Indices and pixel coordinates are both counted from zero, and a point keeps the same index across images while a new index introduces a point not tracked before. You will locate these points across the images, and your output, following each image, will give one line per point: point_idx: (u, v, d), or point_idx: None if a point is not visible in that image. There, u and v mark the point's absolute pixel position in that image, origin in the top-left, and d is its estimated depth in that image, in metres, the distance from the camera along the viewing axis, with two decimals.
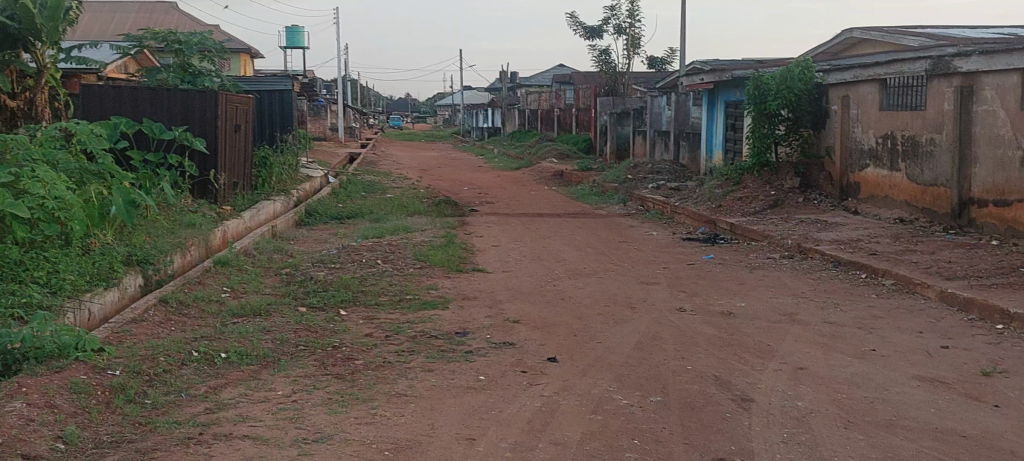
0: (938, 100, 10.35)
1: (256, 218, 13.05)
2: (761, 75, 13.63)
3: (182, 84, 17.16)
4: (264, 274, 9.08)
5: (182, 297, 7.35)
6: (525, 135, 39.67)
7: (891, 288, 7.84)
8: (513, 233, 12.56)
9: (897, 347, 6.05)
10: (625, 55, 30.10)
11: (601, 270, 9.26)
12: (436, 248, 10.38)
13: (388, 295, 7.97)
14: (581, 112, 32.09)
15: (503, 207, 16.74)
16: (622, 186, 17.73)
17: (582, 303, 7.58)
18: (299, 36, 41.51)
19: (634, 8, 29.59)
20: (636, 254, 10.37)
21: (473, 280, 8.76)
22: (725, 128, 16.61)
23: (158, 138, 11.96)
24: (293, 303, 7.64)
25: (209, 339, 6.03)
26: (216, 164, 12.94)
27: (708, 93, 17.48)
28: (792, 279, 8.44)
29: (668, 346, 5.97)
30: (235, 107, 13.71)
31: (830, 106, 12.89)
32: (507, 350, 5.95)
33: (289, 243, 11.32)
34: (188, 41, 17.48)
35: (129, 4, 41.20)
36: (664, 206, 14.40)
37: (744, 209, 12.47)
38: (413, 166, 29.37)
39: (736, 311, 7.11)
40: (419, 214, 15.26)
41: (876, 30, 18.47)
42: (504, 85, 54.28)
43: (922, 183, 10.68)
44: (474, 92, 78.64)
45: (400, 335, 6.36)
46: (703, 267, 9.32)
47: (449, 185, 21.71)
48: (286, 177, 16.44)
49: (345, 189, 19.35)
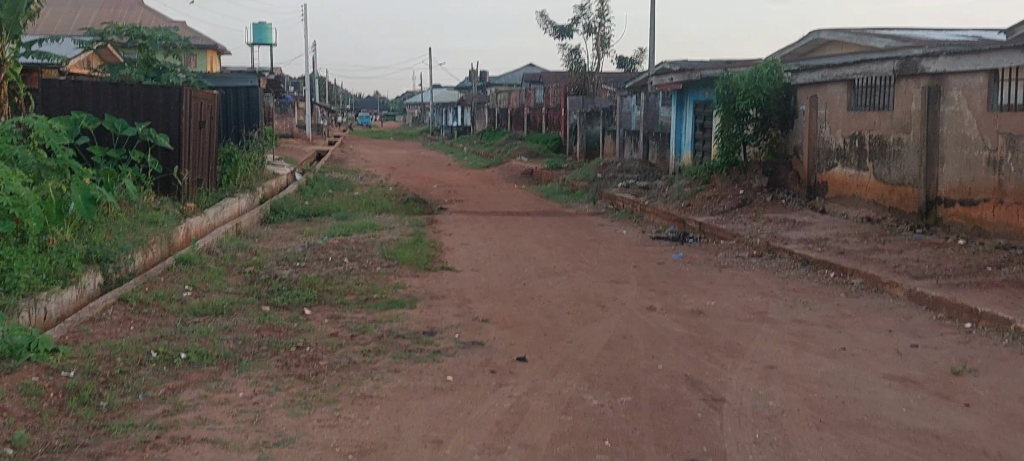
0: (905, 100, 10.40)
1: (221, 216, 12.84)
2: (730, 74, 13.64)
3: (146, 80, 16.82)
4: (227, 273, 8.90)
5: (141, 296, 7.17)
6: (494, 134, 39.57)
7: (859, 287, 7.85)
8: (482, 231, 12.46)
9: (867, 346, 6.02)
10: (595, 54, 30.11)
11: (570, 269, 9.18)
12: (404, 246, 10.25)
13: (354, 294, 7.83)
14: (551, 111, 32.08)
15: (472, 205, 16.63)
16: (591, 185, 17.70)
17: (551, 302, 7.50)
18: (266, 33, 41.08)
19: (603, 8, 29.59)
20: (606, 253, 10.31)
21: (441, 278, 8.64)
22: (694, 128, 16.62)
23: (119, 133, 11.72)
24: (257, 302, 7.48)
25: (169, 339, 5.87)
26: (180, 160, 12.70)
27: (677, 92, 17.50)
28: (761, 278, 8.42)
29: (638, 345, 5.90)
30: (199, 103, 13.48)
31: (798, 106, 12.92)
32: (476, 349, 5.85)
33: (254, 241, 11.13)
34: (152, 36, 17.15)
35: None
36: (633, 205, 14.38)
37: (713, 208, 12.47)
38: (381, 164, 29.15)
39: (706, 310, 7.07)
40: (387, 212, 15.10)
41: (843, 32, 18.62)
42: (474, 84, 54.19)
43: (889, 182, 10.73)
44: (444, 91, 78.37)
45: (366, 335, 6.24)
46: (672, 265, 9.28)
47: (418, 183, 21.55)
48: (252, 174, 16.21)
49: (313, 187, 19.14)
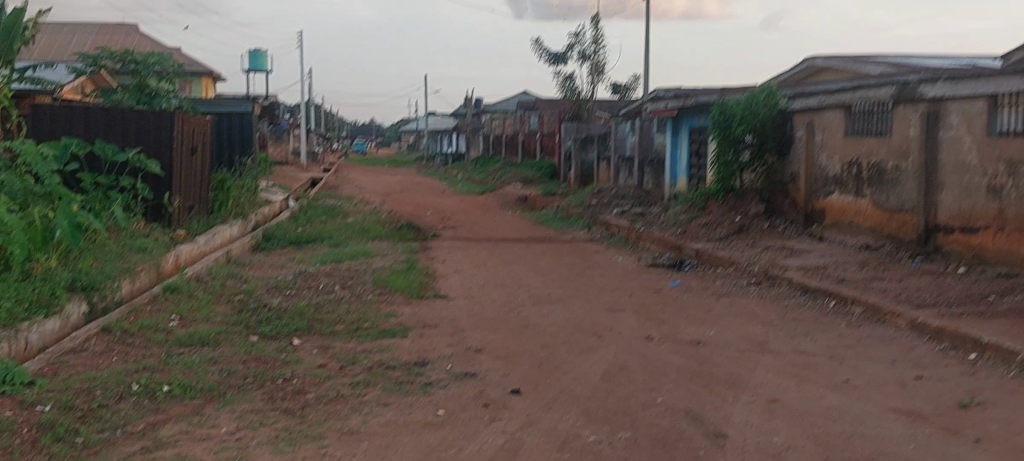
0: (903, 126, 10.31)
1: (211, 242, 12.67)
2: (726, 101, 13.55)
3: (138, 106, 16.69)
4: (216, 301, 8.72)
5: (126, 326, 6.99)
6: (489, 161, 39.51)
7: (861, 316, 7.69)
8: (476, 258, 12.30)
9: (871, 378, 5.87)
10: (589, 81, 30.11)
11: (565, 297, 9.02)
12: (397, 273, 10.08)
13: (345, 323, 7.66)
14: (546, 138, 32.04)
15: (466, 232, 16.48)
16: (586, 211, 17.57)
17: (546, 331, 7.34)
18: (262, 60, 41.08)
19: (598, 35, 29.63)
20: (602, 281, 10.15)
21: (434, 307, 8.48)
22: (689, 155, 16.53)
23: (109, 159, 11.58)
24: (245, 332, 7.30)
25: (152, 371, 5.69)
26: (171, 186, 12.55)
27: (672, 119, 17.43)
28: (760, 307, 8.27)
29: (636, 377, 5.74)
30: (191, 128, 13.34)
31: (794, 132, 12.83)
32: (469, 381, 5.68)
33: (244, 269, 10.95)
34: (145, 62, 17.05)
35: (88, 24, 40.53)
36: (629, 231, 14.24)
37: (709, 235, 12.34)
38: (376, 191, 29.02)
39: (705, 340, 6.91)
40: (380, 238, 14.95)
41: (838, 59, 18.61)
42: (469, 110, 54.29)
43: (888, 210, 10.61)
44: (439, 118, 78.47)
45: (356, 366, 6.07)
46: (669, 294, 9.12)
47: (412, 210, 21.41)
48: (244, 200, 16.04)
49: (306, 213, 18.98)
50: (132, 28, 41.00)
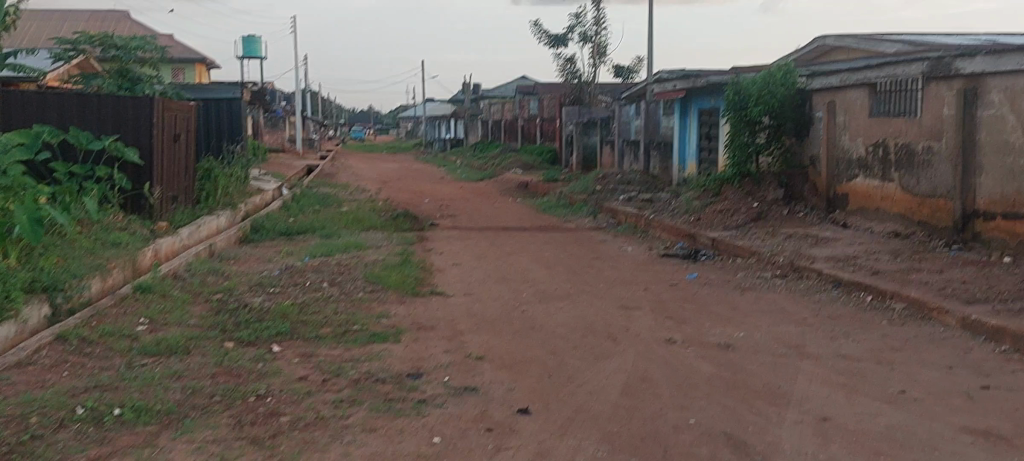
0: (935, 105, 9.55)
1: (195, 236, 11.90)
2: (740, 79, 12.79)
3: (120, 92, 15.94)
4: (193, 302, 7.97)
5: (85, 333, 6.24)
6: (488, 146, 38.71)
7: (902, 313, 6.96)
8: (477, 249, 11.54)
9: (929, 387, 5.13)
10: (591, 63, 29.28)
11: (573, 291, 8.28)
12: (391, 267, 9.32)
13: (331, 326, 6.90)
14: (546, 122, 31.26)
15: (465, 220, 15.73)
16: (591, 197, 16.81)
17: (556, 333, 6.59)
18: (255, 46, 40.21)
19: (599, 16, 28.78)
20: (612, 273, 9.39)
21: (431, 305, 7.72)
22: (699, 137, 15.77)
23: (83, 148, 10.81)
24: (220, 338, 6.56)
25: (104, 389, 4.94)
26: (152, 176, 11.71)
27: (680, 100, 16.67)
28: (789, 305, 7.53)
29: (663, 390, 5.00)
30: (174, 114, 12.55)
31: (814, 113, 12.06)
32: (470, 397, 4.93)
33: (227, 263, 10.20)
34: (127, 46, 16.21)
35: (78, 11, 39.70)
36: (637, 218, 13.49)
37: (725, 223, 11.58)
38: (372, 178, 28.26)
39: (734, 343, 6.17)
40: (375, 229, 14.20)
41: (851, 37, 17.89)
42: (467, 96, 53.48)
43: (919, 194, 9.86)
44: (437, 105, 77.55)
45: (340, 379, 5.32)
46: (686, 288, 8.38)
47: (409, 197, 20.65)
48: (233, 189, 15.26)
49: (298, 203, 18.20)
50: (123, 14, 40.18)
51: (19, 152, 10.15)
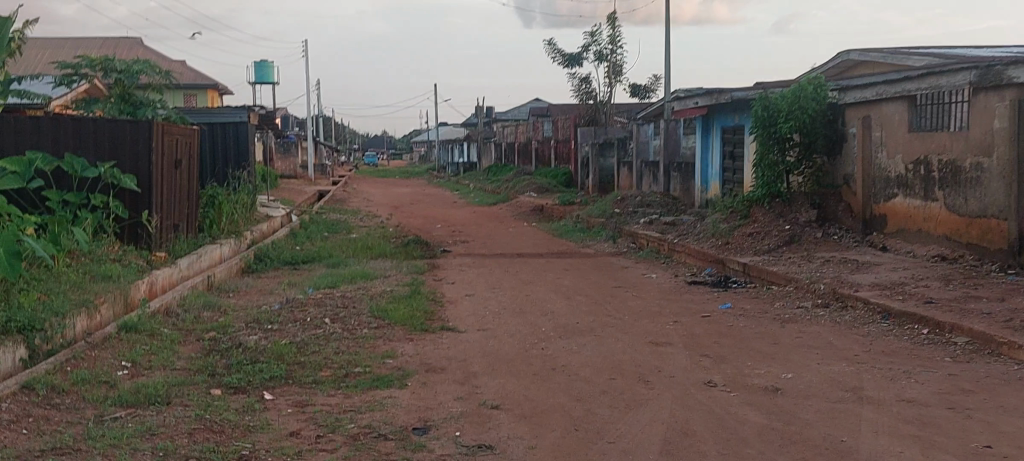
0: (984, 117, 8.86)
1: (195, 266, 11.30)
2: (766, 95, 12.13)
3: (121, 117, 15.43)
4: (184, 341, 7.33)
5: (55, 380, 5.60)
6: (502, 169, 38.09)
7: (966, 348, 6.23)
8: (491, 278, 10.87)
9: (1019, 440, 4.41)
10: (606, 83, 28.69)
11: (597, 325, 7.59)
12: (398, 299, 8.65)
13: (330, 368, 6.24)
14: (560, 143, 30.65)
15: (479, 246, 15.08)
16: (609, 220, 16.12)
17: (580, 375, 5.90)
18: (268, 72, 39.92)
19: (614, 34, 28.22)
20: (638, 304, 8.68)
21: (442, 342, 7.04)
22: (723, 157, 15.11)
23: (77, 175, 10.23)
24: (207, 384, 5.90)
25: (62, 453, 4.29)
26: (150, 203, 11.10)
27: (701, 118, 16.03)
28: (837, 340, 6.81)
29: (709, 448, 4.30)
30: (175, 139, 11.99)
31: (847, 129, 11.39)
32: (485, 457, 4.25)
33: (226, 297, 9.56)
34: (127, 70, 15.75)
35: (91, 39, 39.63)
36: (660, 242, 12.80)
37: (756, 247, 10.87)
38: (384, 203, 27.68)
39: (782, 386, 5.47)
40: (385, 256, 13.57)
41: (875, 52, 17.27)
42: (480, 119, 53.04)
43: (967, 214, 9.14)
44: (450, 129, 77.24)
45: (336, 435, 4.65)
46: (721, 321, 7.67)
47: (421, 223, 20.02)
48: (239, 218, 14.70)
49: (307, 230, 17.61)
50: (136, 41, 40.11)
51: (9, 180, 9.57)
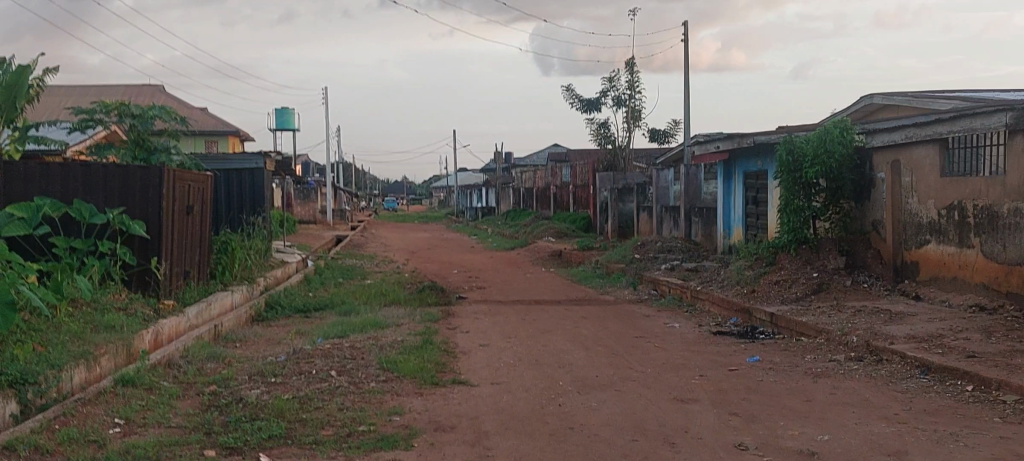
0: (1022, 160, 8.48)
1: (204, 314, 11.00)
2: (791, 138, 11.80)
3: (135, 163, 15.29)
4: (182, 396, 6.99)
5: (39, 440, 5.28)
6: (520, 214, 37.76)
7: (1016, 407, 5.79)
8: (507, 327, 10.48)
9: None
10: (625, 127, 28.45)
11: (617, 379, 7.19)
12: (409, 350, 8.29)
13: (333, 426, 5.87)
14: (579, 188, 30.38)
15: (495, 292, 14.73)
16: (629, 267, 15.73)
17: (599, 436, 5.50)
18: (288, 118, 40.08)
19: (633, 79, 28.04)
20: (659, 355, 8.28)
21: (452, 398, 6.66)
22: (745, 202, 14.75)
23: (85, 221, 9.98)
24: (200, 444, 5.55)
25: None
26: (159, 250, 10.81)
27: (723, 163, 15.68)
28: (873, 397, 6.39)
29: None
30: (187, 185, 11.77)
31: (875, 174, 11.02)
32: None
33: (231, 347, 9.23)
34: (144, 115, 15.62)
35: (115, 87, 40.00)
36: (682, 290, 12.39)
37: (782, 295, 10.45)
38: (401, 248, 27.42)
39: (819, 451, 5.06)
40: (398, 303, 13.24)
41: (900, 95, 16.94)
42: (499, 164, 52.99)
43: (1005, 262, 8.71)
44: (469, 174, 77.27)
45: None
46: (748, 376, 7.26)
47: (437, 268, 19.69)
48: (252, 264, 14.44)
49: (321, 276, 17.33)
50: (158, 88, 40.48)
51: (14, 226, 9.32)
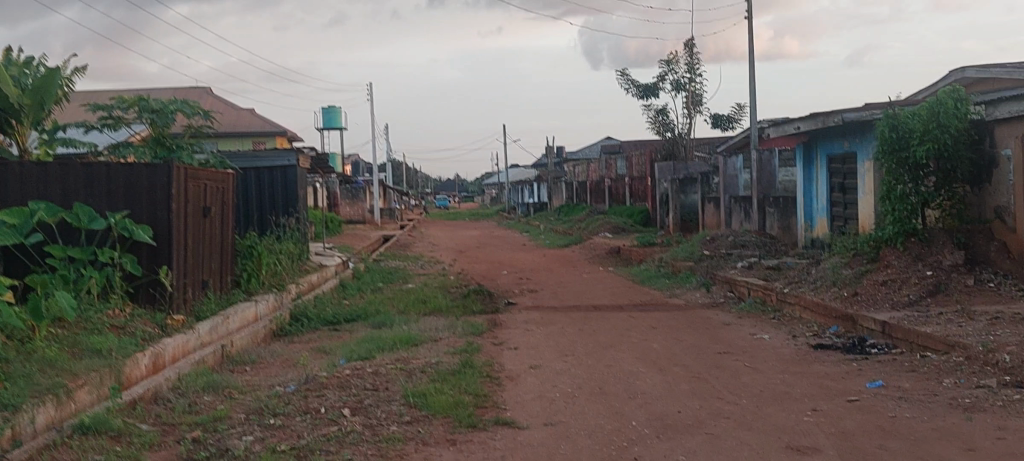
0: None
1: (219, 329, 9.61)
2: (896, 111, 9.98)
3: (154, 161, 13.95)
4: (158, 446, 5.60)
5: None
6: (574, 209, 36.03)
7: None
8: (562, 340, 8.94)
9: None
10: (685, 114, 26.63)
11: (706, 417, 5.61)
12: (444, 377, 6.81)
13: None
14: (635, 181, 28.68)
15: (548, 297, 13.20)
16: (698, 264, 14.06)
17: None
18: (336, 117, 38.97)
19: (693, 62, 26.24)
20: (752, 379, 6.69)
21: (494, 447, 5.13)
22: (830, 189, 13.00)
23: (84, 227, 8.32)
24: None
25: None
26: (170, 257, 9.06)
27: (802, 146, 13.91)
28: None
29: None
30: (202, 184, 10.30)
31: (998, 151, 9.22)
32: None
33: (237, 375, 7.78)
34: (163, 110, 14.30)
35: (161, 91, 39.35)
36: (765, 292, 10.69)
37: (893, 299, 8.73)
38: (450, 247, 26.04)
39: None
40: (439, 313, 11.80)
41: (998, 67, 15.00)
42: (551, 159, 51.52)
43: None
44: (520, 170, 75.68)
45: None
46: (878, 411, 5.61)
47: (484, 269, 18.21)
48: (283, 270, 13.07)
49: (359, 281, 15.97)
50: (204, 90, 39.77)
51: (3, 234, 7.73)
